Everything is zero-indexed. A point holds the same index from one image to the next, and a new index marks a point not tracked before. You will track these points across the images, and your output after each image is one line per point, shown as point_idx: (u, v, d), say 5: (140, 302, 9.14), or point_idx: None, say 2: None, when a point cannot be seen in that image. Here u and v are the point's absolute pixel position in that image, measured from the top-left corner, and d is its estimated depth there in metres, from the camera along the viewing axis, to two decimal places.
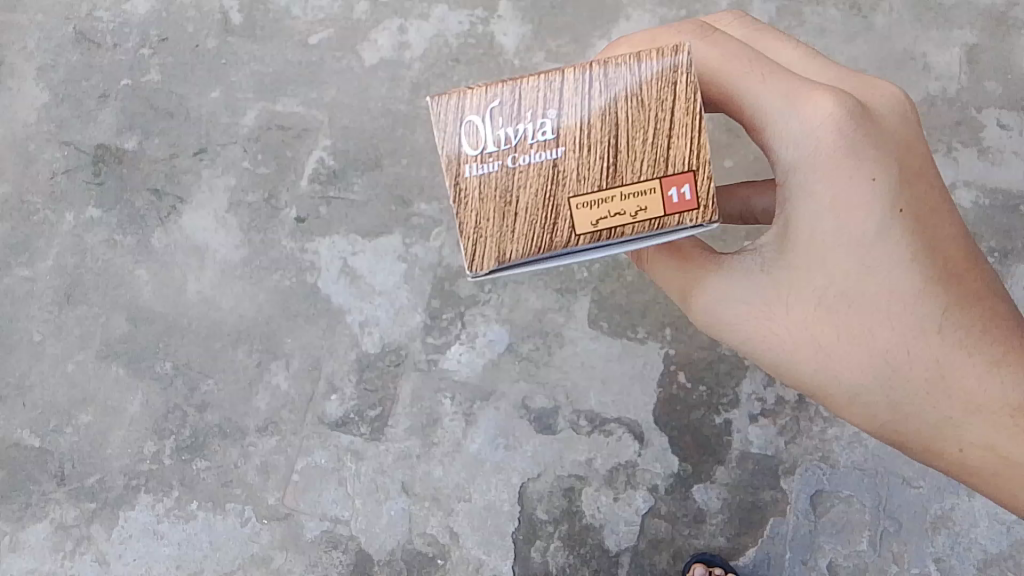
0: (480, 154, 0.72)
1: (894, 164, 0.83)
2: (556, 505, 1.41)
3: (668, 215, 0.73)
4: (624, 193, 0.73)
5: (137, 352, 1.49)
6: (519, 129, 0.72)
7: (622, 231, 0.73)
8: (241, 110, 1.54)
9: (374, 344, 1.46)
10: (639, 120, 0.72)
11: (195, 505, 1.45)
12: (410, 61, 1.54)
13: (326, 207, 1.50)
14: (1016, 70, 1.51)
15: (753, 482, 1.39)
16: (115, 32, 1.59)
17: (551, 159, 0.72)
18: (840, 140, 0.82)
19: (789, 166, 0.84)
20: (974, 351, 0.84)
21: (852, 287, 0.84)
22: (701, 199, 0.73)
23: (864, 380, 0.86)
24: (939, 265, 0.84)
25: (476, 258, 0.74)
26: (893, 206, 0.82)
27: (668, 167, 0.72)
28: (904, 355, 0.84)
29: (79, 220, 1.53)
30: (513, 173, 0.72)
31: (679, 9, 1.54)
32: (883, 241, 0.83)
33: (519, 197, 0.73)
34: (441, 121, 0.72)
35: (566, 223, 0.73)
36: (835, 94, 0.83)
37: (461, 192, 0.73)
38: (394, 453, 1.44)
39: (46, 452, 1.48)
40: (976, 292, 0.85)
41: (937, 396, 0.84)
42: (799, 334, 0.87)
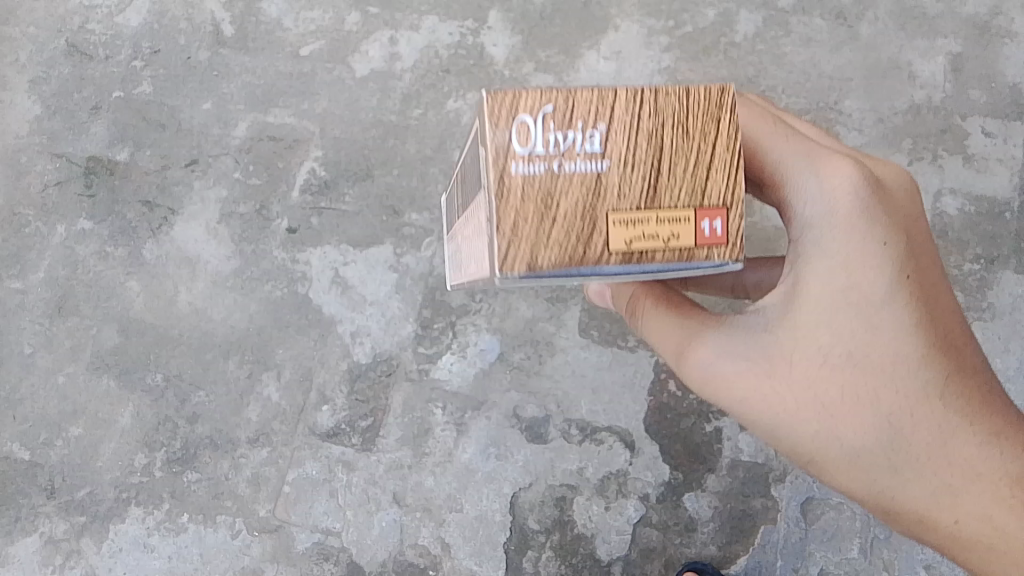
0: (528, 152, 0.65)
1: (904, 233, 0.85)
2: (548, 515, 1.41)
3: (697, 247, 0.67)
4: (661, 216, 0.66)
5: (129, 364, 1.49)
6: (570, 133, 0.65)
7: (651, 258, 0.67)
8: (233, 121, 1.55)
9: (365, 354, 1.46)
10: (686, 145, 0.66)
11: (186, 518, 1.45)
12: (400, 73, 1.55)
13: (317, 218, 1.51)
14: (999, 79, 1.53)
15: (744, 490, 1.40)
16: (107, 44, 1.58)
17: (595, 169, 0.66)
18: (856, 204, 0.82)
19: (804, 225, 0.84)
20: (972, 421, 0.85)
21: (862, 349, 0.84)
22: (731, 235, 0.67)
23: (868, 445, 0.85)
24: (942, 334, 0.85)
25: (507, 260, 0.66)
26: (902, 273, 0.83)
27: (705, 198, 0.67)
28: (907, 419, 0.85)
29: (70, 233, 1.53)
30: (558, 177, 0.65)
31: (667, 19, 1.55)
32: (893, 305, 0.83)
33: (560, 203, 0.66)
34: (496, 113, 0.65)
35: (601, 238, 0.66)
36: (851, 160, 0.84)
37: (503, 188, 0.65)
38: (385, 464, 1.44)
39: (36, 465, 1.47)
40: (973, 366, 0.87)
41: (938, 464, 0.85)
42: (806, 394, 0.85)
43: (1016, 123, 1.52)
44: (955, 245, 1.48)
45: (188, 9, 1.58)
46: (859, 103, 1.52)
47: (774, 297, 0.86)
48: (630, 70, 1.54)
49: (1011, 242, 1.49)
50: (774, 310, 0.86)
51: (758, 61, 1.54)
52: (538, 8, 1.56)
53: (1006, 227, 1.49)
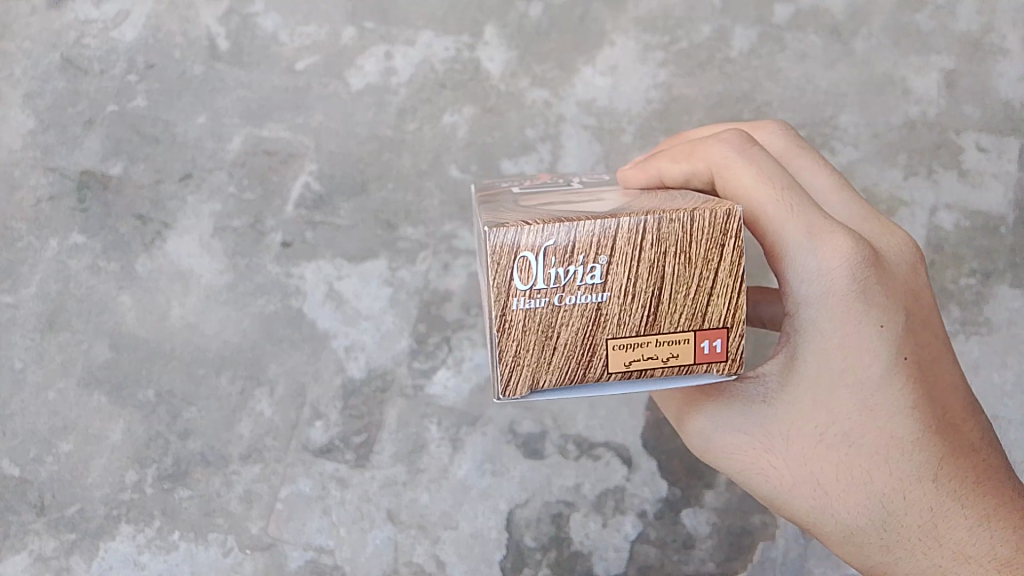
0: (529, 290, 0.67)
1: (899, 313, 0.83)
2: (544, 532, 1.39)
3: (696, 363, 0.70)
4: (660, 339, 0.69)
5: (120, 379, 1.47)
6: (570, 270, 0.67)
7: (649, 375, 0.71)
8: (227, 135, 1.54)
9: (360, 369, 1.45)
10: (683, 277, 0.69)
11: (177, 535, 1.43)
12: (396, 87, 1.55)
13: (311, 231, 1.50)
14: (993, 95, 1.54)
15: (742, 506, 1.39)
16: (102, 58, 1.57)
17: (596, 302, 0.68)
18: (851, 285, 0.81)
19: (800, 302, 0.81)
20: (968, 503, 0.82)
21: (854, 427, 0.83)
22: (731, 351, 0.71)
23: (860, 518, 0.84)
24: (938, 413, 0.84)
25: (511, 382, 0.70)
26: (896, 355, 0.82)
27: (704, 321, 0.70)
28: (900, 499, 0.83)
29: (63, 247, 1.52)
30: (559, 311, 0.68)
31: (662, 35, 1.56)
32: (886, 387, 0.82)
33: (561, 332, 0.69)
34: (497, 252, 0.66)
35: (601, 359, 0.70)
36: (850, 238, 0.81)
37: (506, 323, 0.68)
38: (380, 480, 1.42)
39: (25, 482, 1.45)
40: (970, 443, 0.85)
41: (928, 544, 0.82)
42: (797, 463, 0.85)
43: (1010, 138, 1.52)
44: (951, 260, 1.48)
45: (184, 24, 1.58)
46: (854, 118, 1.52)
47: (770, 371, 0.85)
48: (626, 85, 1.55)
49: (1006, 257, 1.49)
50: (772, 383, 0.84)
51: (753, 76, 1.54)
52: (535, 23, 1.56)
53: (1000, 242, 1.49)
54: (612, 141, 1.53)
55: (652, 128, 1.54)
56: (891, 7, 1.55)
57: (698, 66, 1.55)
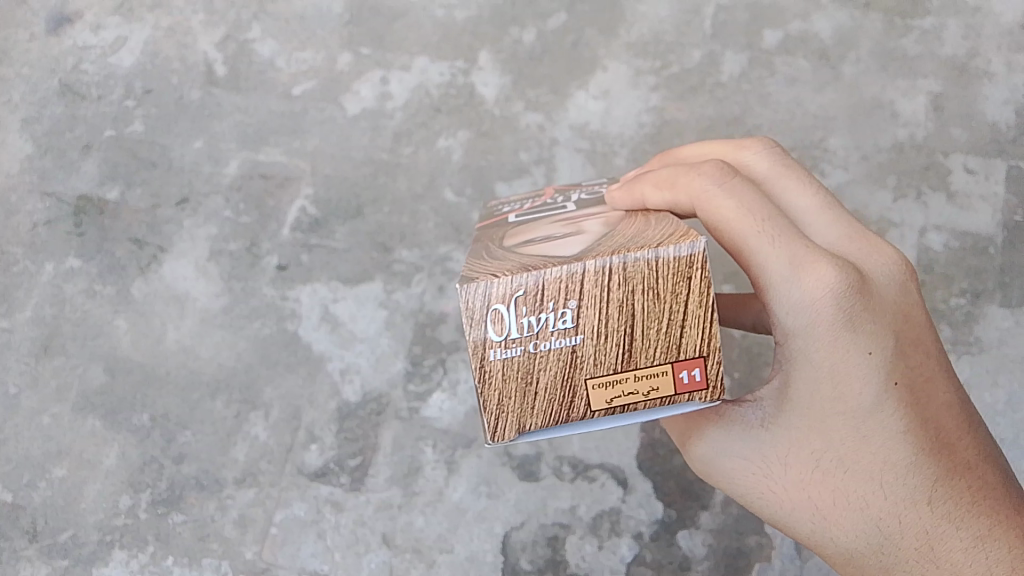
0: (504, 339, 0.70)
1: (889, 337, 0.82)
2: (540, 555, 1.38)
3: (679, 394, 0.70)
4: (638, 374, 0.70)
5: (115, 403, 1.47)
6: (541, 317, 0.69)
7: (634, 411, 0.71)
8: (223, 160, 1.56)
9: (355, 392, 1.45)
10: (655, 311, 0.69)
11: (170, 561, 1.41)
12: (392, 111, 1.57)
13: (307, 254, 1.51)
14: (979, 118, 1.56)
15: (739, 528, 1.37)
16: (99, 85, 1.61)
17: (570, 345, 0.70)
18: (836, 313, 0.79)
19: (788, 332, 0.81)
20: (964, 525, 0.79)
21: (847, 453, 0.82)
22: (711, 380, 0.70)
23: (857, 545, 0.83)
24: (932, 435, 0.82)
25: (498, 430, 0.71)
26: (886, 380, 0.81)
27: (680, 353, 0.69)
28: (896, 525, 0.81)
29: (59, 271, 1.52)
30: (535, 357, 0.70)
31: (653, 59, 1.59)
32: (876, 413, 0.81)
33: (539, 377, 0.70)
34: (469, 307, 0.69)
35: (583, 400, 0.70)
36: (834, 265, 0.79)
37: (486, 373, 0.70)
38: (375, 504, 1.41)
39: (19, 507, 1.44)
40: (968, 463, 0.82)
41: (927, 569, 0.80)
42: (793, 492, 0.85)
43: (998, 159, 1.54)
44: (942, 280, 1.48)
45: (181, 50, 1.62)
46: (844, 140, 1.54)
47: (764, 398, 0.86)
48: (618, 107, 1.57)
49: (997, 277, 1.49)
50: (767, 408, 0.85)
51: (744, 100, 1.57)
52: (528, 49, 1.60)
53: (990, 261, 1.49)
54: (604, 163, 1.53)
55: (645, 151, 1.54)
56: (877, 32, 1.59)
57: (690, 90, 1.57)
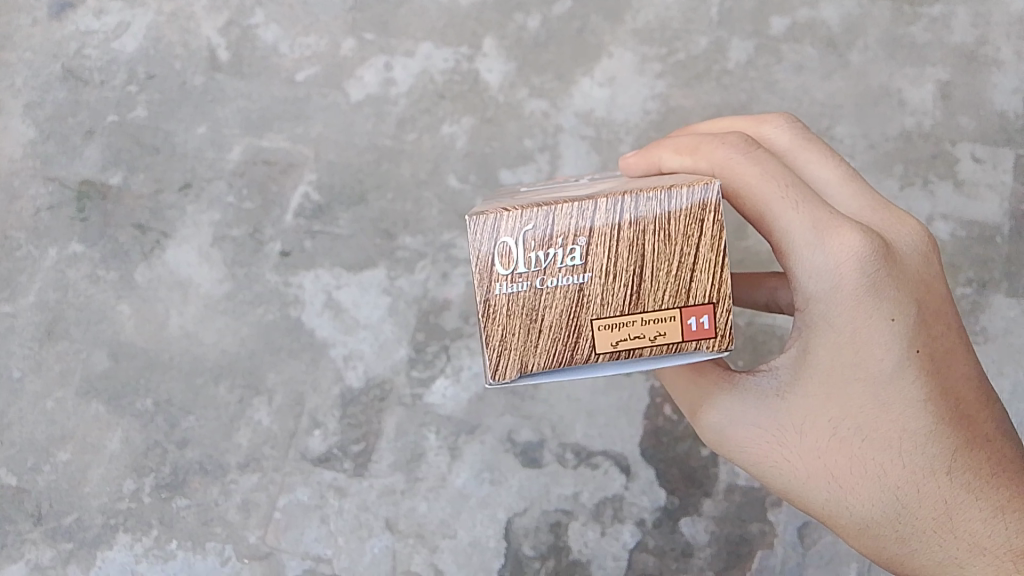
0: (511, 274, 0.70)
1: (912, 306, 0.84)
2: (543, 541, 1.38)
3: (686, 341, 0.71)
4: (645, 317, 0.71)
5: (118, 388, 1.47)
6: (549, 252, 0.70)
7: (639, 355, 0.71)
8: (226, 145, 1.55)
9: (358, 378, 1.45)
10: (665, 253, 0.70)
11: (174, 544, 1.42)
12: (396, 97, 1.56)
13: (310, 241, 1.50)
14: (988, 106, 1.55)
15: (741, 515, 1.37)
16: (102, 70, 1.60)
17: (578, 284, 0.70)
18: (863, 279, 0.81)
19: (811, 297, 0.82)
20: (982, 495, 0.83)
21: (868, 421, 0.83)
22: (719, 327, 0.71)
23: (874, 512, 0.85)
24: (952, 405, 0.85)
25: (499, 368, 0.71)
26: (909, 348, 0.83)
27: (687, 298, 0.71)
28: (914, 492, 0.83)
29: (62, 256, 1.52)
30: (541, 293, 0.70)
31: (659, 46, 1.57)
32: (899, 380, 0.83)
33: (545, 315, 0.71)
34: (475, 237, 0.69)
35: (587, 342, 0.71)
36: (861, 232, 0.81)
37: (490, 308, 0.70)
38: (378, 489, 1.42)
39: (23, 491, 1.45)
40: (984, 434, 0.85)
41: (943, 536, 0.83)
42: (810, 460, 0.85)
43: (1005, 148, 1.53)
44: (948, 269, 1.48)
45: (184, 35, 1.61)
46: (850, 129, 1.53)
47: (781, 366, 0.86)
48: (623, 95, 1.56)
49: (1002, 267, 1.48)
50: (783, 376, 0.86)
51: (750, 87, 1.56)
52: (532, 35, 1.58)
53: (997, 251, 1.49)
54: (609, 150, 1.54)
55: (650, 137, 1.54)
56: (885, 19, 1.58)
57: (695, 78, 1.56)
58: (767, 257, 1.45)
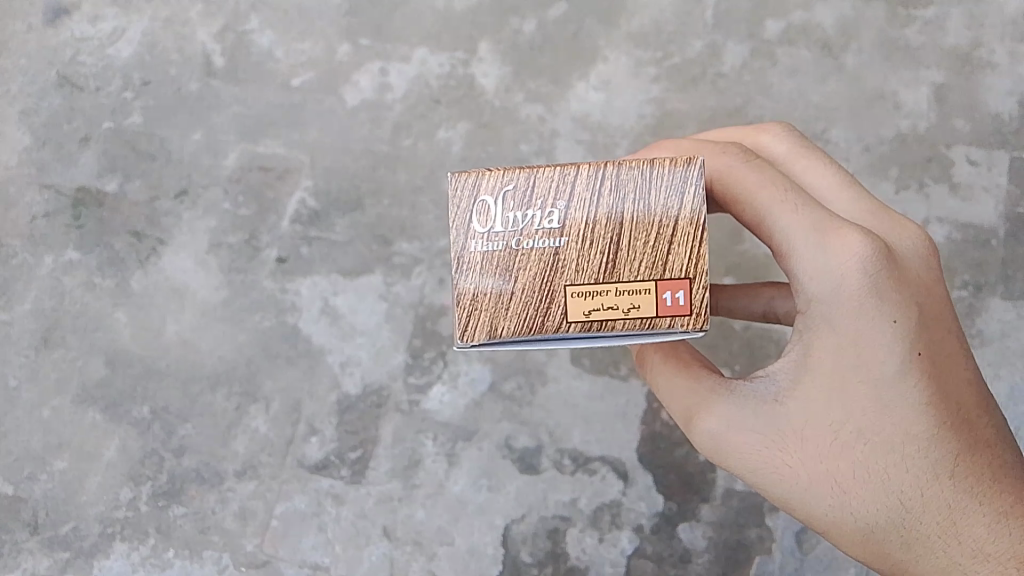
0: (487, 232, 0.78)
1: (914, 307, 0.84)
2: (540, 547, 1.38)
3: (660, 315, 0.78)
4: (620, 289, 0.78)
5: (115, 396, 1.47)
6: (527, 214, 0.78)
7: (612, 326, 0.78)
8: (222, 152, 1.55)
9: (355, 385, 1.45)
10: (643, 227, 0.78)
11: (172, 553, 1.42)
12: (391, 103, 1.57)
13: (307, 247, 1.50)
14: (982, 109, 1.55)
15: (739, 520, 1.37)
16: (97, 76, 1.60)
17: (554, 247, 0.79)
18: (863, 279, 0.82)
19: (812, 297, 0.84)
20: (986, 500, 0.83)
21: (869, 424, 0.83)
22: (695, 306, 0.78)
23: (877, 518, 0.84)
24: (954, 409, 0.84)
25: (469, 326, 0.79)
26: (910, 350, 0.83)
27: (664, 273, 0.78)
28: (917, 497, 0.83)
29: (59, 263, 1.52)
30: (516, 254, 0.79)
31: (655, 51, 1.58)
32: (900, 382, 0.83)
33: (518, 277, 0.79)
34: (457, 194, 0.78)
35: (560, 308, 0.79)
36: (860, 232, 0.83)
37: (466, 263, 0.79)
38: (375, 496, 1.41)
39: (20, 499, 1.44)
40: (987, 439, 0.85)
41: (948, 543, 0.82)
42: (811, 465, 0.85)
43: (1000, 151, 1.53)
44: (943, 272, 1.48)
45: (179, 41, 1.61)
46: (846, 132, 1.54)
47: (780, 369, 0.87)
48: (619, 99, 1.56)
49: (998, 270, 1.49)
50: (781, 379, 0.87)
51: (745, 91, 1.56)
52: (528, 40, 1.59)
53: (993, 254, 1.49)
54: (605, 155, 1.53)
55: (646, 142, 1.54)
56: (880, 22, 1.58)
57: (691, 81, 1.57)
58: (763, 262, 1.46)
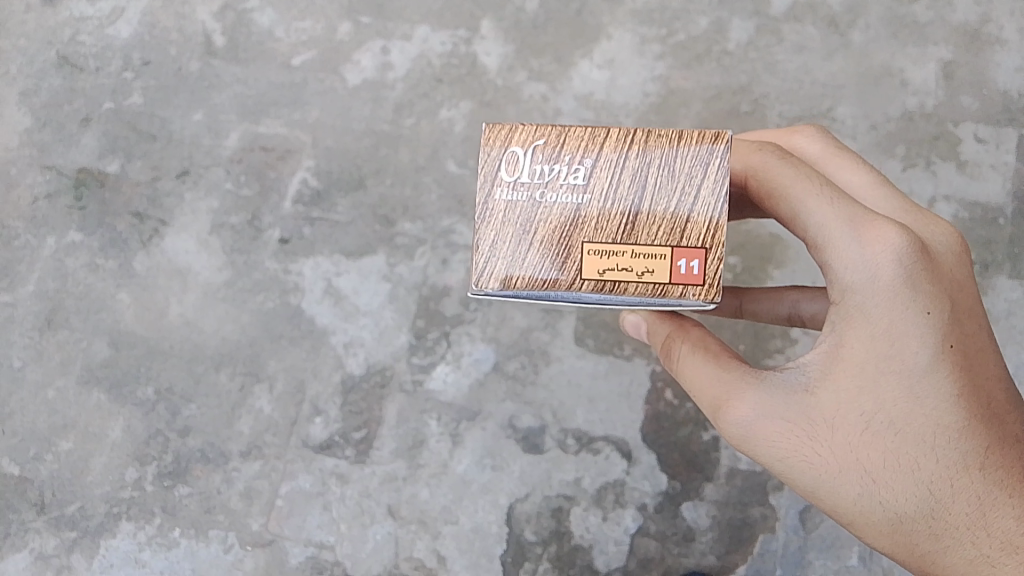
0: (514, 181, 0.78)
1: (947, 300, 0.83)
2: (544, 526, 1.38)
3: (673, 282, 0.77)
4: (636, 252, 0.78)
5: (119, 377, 1.47)
6: (554, 169, 0.78)
7: (624, 287, 0.78)
8: (223, 132, 1.55)
9: (359, 366, 1.45)
10: (665, 195, 0.77)
11: (178, 532, 1.42)
12: (393, 82, 1.55)
13: (309, 228, 1.50)
14: (991, 86, 1.53)
15: (742, 499, 1.37)
16: (96, 56, 1.59)
17: (576, 204, 0.78)
18: (900, 272, 0.81)
19: (847, 289, 0.82)
20: (1014, 493, 0.82)
21: (901, 415, 0.82)
22: (708, 276, 0.77)
23: (905, 509, 0.83)
24: (984, 402, 0.84)
25: (484, 273, 0.79)
26: (944, 342, 0.82)
27: (681, 241, 0.77)
28: (946, 489, 0.82)
29: (61, 245, 1.52)
30: (539, 207, 0.78)
31: (659, 28, 1.56)
32: (933, 374, 0.82)
33: (538, 229, 0.79)
34: (490, 142, 0.77)
35: (576, 265, 0.78)
36: (897, 225, 0.82)
37: (489, 210, 0.79)
38: (380, 476, 1.41)
39: (26, 480, 1.45)
40: (1016, 434, 0.84)
41: (975, 534, 0.82)
42: (841, 455, 0.83)
43: (1008, 129, 1.52)
44: None
45: (179, 20, 1.60)
46: (852, 110, 1.52)
47: (811, 359, 0.85)
48: (623, 77, 1.54)
49: (1005, 248, 1.47)
50: (812, 369, 0.85)
51: (751, 68, 1.54)
52: (531, 18, 1.57)
53: (999, 232, 1.48)
54: None
55: (650, 120, 1.52)
56: None
57: (696, 59, 1.55)
58: (768, 242, 1.45)
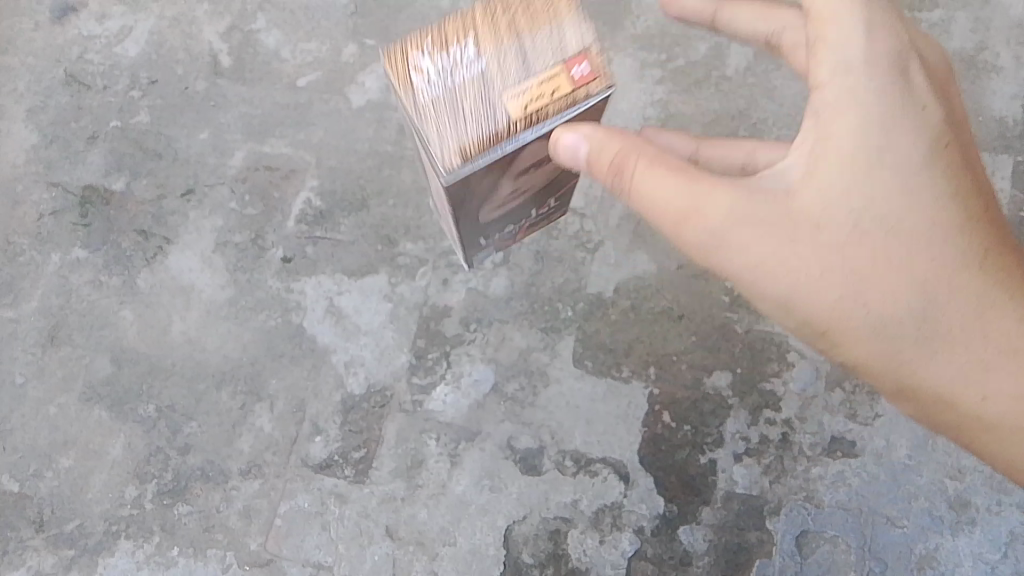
0: (422, 75, 0.98)
1: (936, 128, 0.96)
2: (542, 548, 1.37)
3: (576, 89, 0.99)
4: (540, 81, 0.98)
5: (120, 394, 1.47)
6: (452, 55, 0.98)
7: (544, 114, 0.99)
8: (228, 151, 1.57)
9: (359, 385, 1.45)
10: (545, 40, 0.98)
11: (176, 551, 1.41)
12: (396, 104, 1.58)
13: (312, 247, 1.52)
14: (987, 112, 1.54)
15: (739, 523, 1.36)
16: (104, 74, 1.63)
17: (479, 71, 0.98)
18: (885, 96, 0.94)
19: (839, 100, 0.95)
20: (996, 295, 0.97)
21: (903, 219, 0.95)
22: (594, 71, 0.99)
23: (899, 321, 0.97)
24: (973, 190, 0.98)
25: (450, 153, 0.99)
26: (931, 143, 0.96)
27: (569, 56, 0.98)
28: (943, 294, 0.96)
29: (65, 261, 1.53)
30: (453, 89, 0.98)
31: (659, 53, 1.59)
32: (924, 172, 0.95)
33: (462, 95, 0.98)
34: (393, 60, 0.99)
35: (505, 110, 0.98)
36: (885, 46, 0.94)
37: (415, 101, 0.98)
38: (379, 496, 1.41)
39: (26, 497, 1.44)
40: (998, 224, 0.99)
41: (952, 337, 0.98)
42: (847, 275, 0.95)
43: (1005, 155, 1.52)
44: None
45: (186, 40, 1.64)
46: None
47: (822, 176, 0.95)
48: (622, 101, 1.57)
49: None
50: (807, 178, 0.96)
51: (749, 94, 1.56)
52: None
53: None
54: None
55: None
56: None
57: (695, 84, 1.57)
58: None
